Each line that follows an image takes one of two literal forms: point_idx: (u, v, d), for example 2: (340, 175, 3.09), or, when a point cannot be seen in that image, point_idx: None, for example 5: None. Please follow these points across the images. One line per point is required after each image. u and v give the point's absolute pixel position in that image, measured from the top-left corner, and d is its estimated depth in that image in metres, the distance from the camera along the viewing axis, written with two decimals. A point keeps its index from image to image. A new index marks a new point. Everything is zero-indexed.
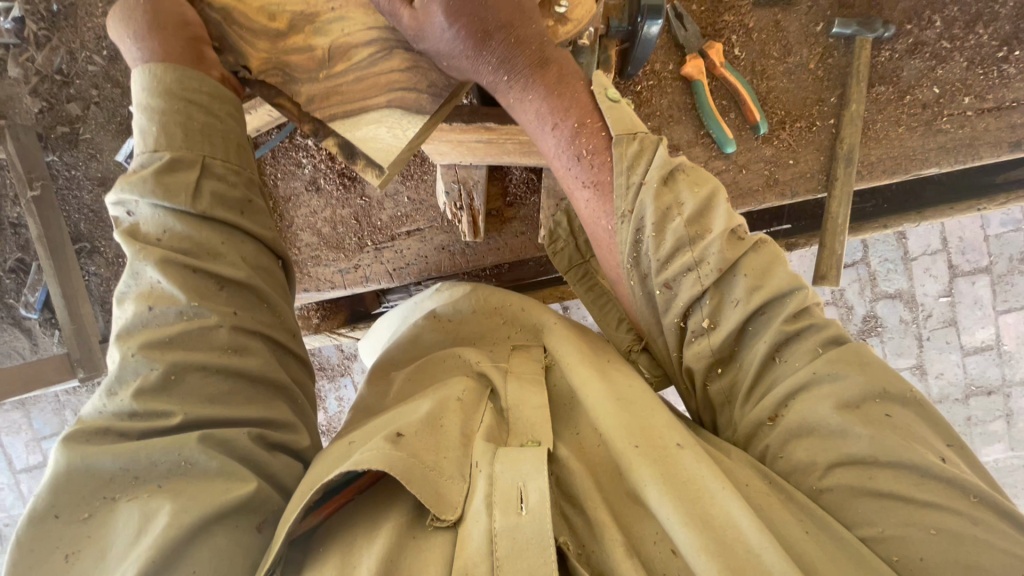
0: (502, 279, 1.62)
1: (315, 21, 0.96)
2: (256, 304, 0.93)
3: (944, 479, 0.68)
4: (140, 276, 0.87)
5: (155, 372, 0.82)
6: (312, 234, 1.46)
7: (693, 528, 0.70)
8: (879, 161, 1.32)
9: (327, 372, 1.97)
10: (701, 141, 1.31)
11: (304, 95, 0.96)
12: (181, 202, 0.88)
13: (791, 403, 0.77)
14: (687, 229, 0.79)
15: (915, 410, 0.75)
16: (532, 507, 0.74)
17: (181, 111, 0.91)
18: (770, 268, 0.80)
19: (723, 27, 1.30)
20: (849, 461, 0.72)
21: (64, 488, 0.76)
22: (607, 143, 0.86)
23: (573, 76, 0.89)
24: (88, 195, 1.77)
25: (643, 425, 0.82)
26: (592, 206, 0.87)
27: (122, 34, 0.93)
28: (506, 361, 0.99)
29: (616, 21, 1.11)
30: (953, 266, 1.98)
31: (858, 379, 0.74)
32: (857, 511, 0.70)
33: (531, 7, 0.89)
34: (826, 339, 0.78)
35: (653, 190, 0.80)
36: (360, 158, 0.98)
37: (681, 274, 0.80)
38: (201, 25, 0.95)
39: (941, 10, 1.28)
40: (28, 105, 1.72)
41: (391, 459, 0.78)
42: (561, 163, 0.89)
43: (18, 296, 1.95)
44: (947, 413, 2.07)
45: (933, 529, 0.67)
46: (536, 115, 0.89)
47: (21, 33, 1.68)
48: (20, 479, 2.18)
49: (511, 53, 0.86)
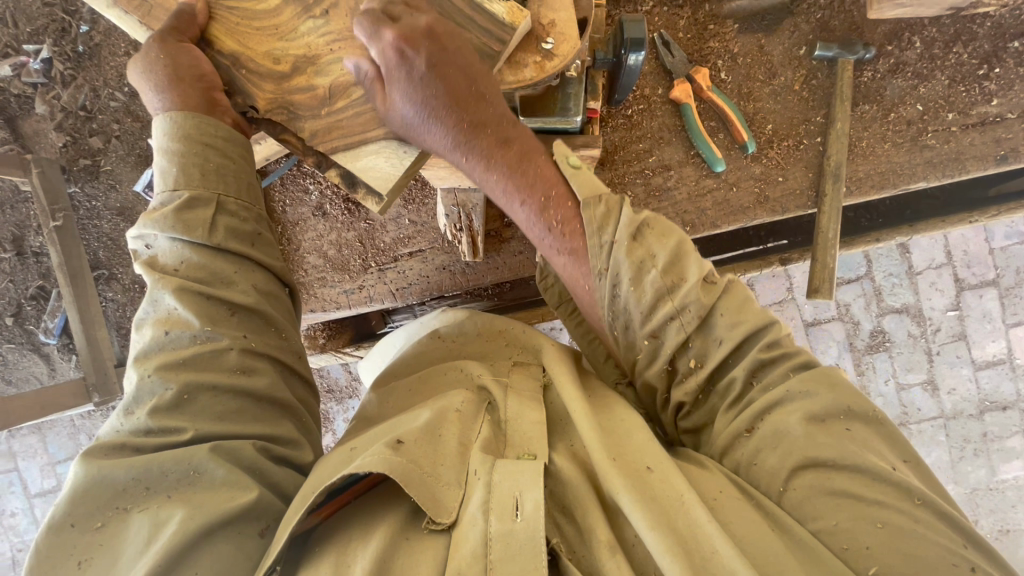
0: (503, 299, 1.65)
1: (316, 63, 1.01)
2: (265, 329, 0.97)
3: (894, 482, 0.72)
4: (159, 303, 0.91)
5: (170, 392, 0.86)
6: (318, 256, 1.50)
7: (660, 531, 0.72)
8: (867, 176, 1.34)
9: (335, 394, 2.00)
10: (692, 161, 1.35)
11: (307, 132, 1.02)
12: (197, 236, 0.93)
13: (762, 416, 0.80)
14: (663, 280, 0.83)
15: (876, 426, 0.78)
16: (526, 515, 0.76)
17: (199, 154, 0.96)
18: (746, 303, 0.85)
19: (709, 53, 1.35)
20: (811, 463, 0.75)
21: (80, 499, 0.79)
22: (575, 211, 0.89)
23: (534, 151, 0.93)
24: (107, 224, 1.84)
25: (623, 444, 0.85)
26: (570, 270, 0.91)
27: (144, 84, 0.98)
28: (506, 375, 1.01)
29: (601, 53, 1.15)
30: (959, 279, 1.97)
31: (826, 396, 0.78)
32: (814, 507, 0.73)
33: (489, 88, 0.93)
34: (798, 363, 0.82)
35: (624, 247, 0.84)
36: (361, 186, 1.05)
37: (666, 323, 0.84)
38: (215, 74, 1.00)
39: (920, 31, 1.31)
40: (53, 141, 1.81)
41: (390, 463, 0.80)
42: (535, 235, 0.93)
43: (38, 322, 2.02)
44: (962, 429, 2.02)
45: (880, 524, 0.70)
46: (504, 194, 0.93)
47: (48, 73, 1.78)
48: (34, 503, 2.21)
49: (472, 137, 0.92)
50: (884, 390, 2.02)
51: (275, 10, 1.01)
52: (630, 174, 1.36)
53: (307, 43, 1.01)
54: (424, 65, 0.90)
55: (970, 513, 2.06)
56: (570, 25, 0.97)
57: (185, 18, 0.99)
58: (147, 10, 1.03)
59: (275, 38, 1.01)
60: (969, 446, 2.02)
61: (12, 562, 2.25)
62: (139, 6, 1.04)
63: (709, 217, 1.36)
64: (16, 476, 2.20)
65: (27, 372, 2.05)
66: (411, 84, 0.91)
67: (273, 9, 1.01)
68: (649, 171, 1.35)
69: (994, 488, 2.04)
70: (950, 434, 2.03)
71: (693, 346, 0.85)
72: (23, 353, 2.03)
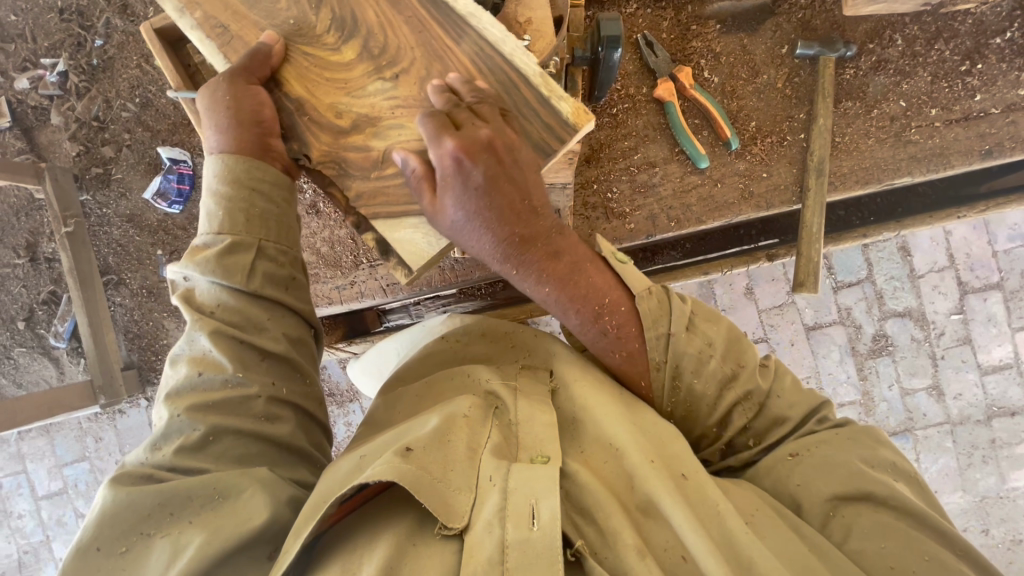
0: (497, 298, 1.64)
1: (376, 125, 1.04)
2: (293, 375, 1.02)
3: (938, 528, 0.82)
4: (194, 342, 0.96)
5: (196, 433, 0.90)
6: (311, 253, 1.53)
7: (702, 535, 0.80)
8: (850, 172, 1.35)
9: (336, 398, 2.01)
10: (676, 158, 1.36)
11: (353, 192, 1.05)
12: (236, 281, 0.97)
13: (817, 451, 0.92)
14: (724, 368, 0.99)
15: (919, 485, 0.89)
16: (543, 524, 0.78)
17: (245, 199, 1.00)
18: (796, 387, 1.03)
19: (692, 52, 1.37)
20: (857, 494, 0.86)
21: (107, 523, 0.83)
22: (629, 318, 1.00)
23: (581, 260, 1.00)
24: (117, 231, 1.88)
25: (649, 447, 0.91)
26: (623, 366, 1.02)
27: (206, 120, 1.02)
28: (514, 380, 1.03)
29: (580, 51, 1.18)
30: (964, 282, 1.95)
31: (878, 448, 0.91)
32: (860, 532, 0.83)
33: (540, 199, 0.97)
34: (842, 424, 0.97)
35: (682, 341, 0.99)
36: (393, 256, 1.11)
37: (732, 408, 0.99)
38: (275, 120, 1.04)
39: (901, 29, 1.33)
40: (67, 150, 1.87)
41: (401, 473, 0.81)
42: (588, 337, 1.02)
43: (49, 326, 2.07)
44: (969, 436, 1.98)
45: (926, 557, 0.79)
46: (557, 302, 1.00)
47: (64, 85, 1.85)
48: (41, 505, 2.24)
49: (527, 251, 0.96)
50: (887, 395, 1.99)
51: (348, 65, 1.05)
52: (615, 171, 1.37)
53: (371, 103, 1.04)
54: (484, 178, 0.91)
55: (981, 523, 2.00)
56: (546, 23, 1.04)
57: (259, 59, 1.02)
58: (227, 40, 1.07)
59: (342, 92, 1.05)
60: (977, 452, 1.98)
61: (17, 564, 2.27)
62: (221, 33, 1.07)
63: (694, 213, 1.36)
64: (24, 478, 2.24)
65: (38, 375, 2.11)
66: (469, 197, 0.92)
67: (346, 63, 1.05)
68: (634, 168, 1.37)
69: (1004, 497, 1.98)
70: (958, 440, 1.99)
71: (753, 427, 1.01)
72: (34, 357, 2.09)
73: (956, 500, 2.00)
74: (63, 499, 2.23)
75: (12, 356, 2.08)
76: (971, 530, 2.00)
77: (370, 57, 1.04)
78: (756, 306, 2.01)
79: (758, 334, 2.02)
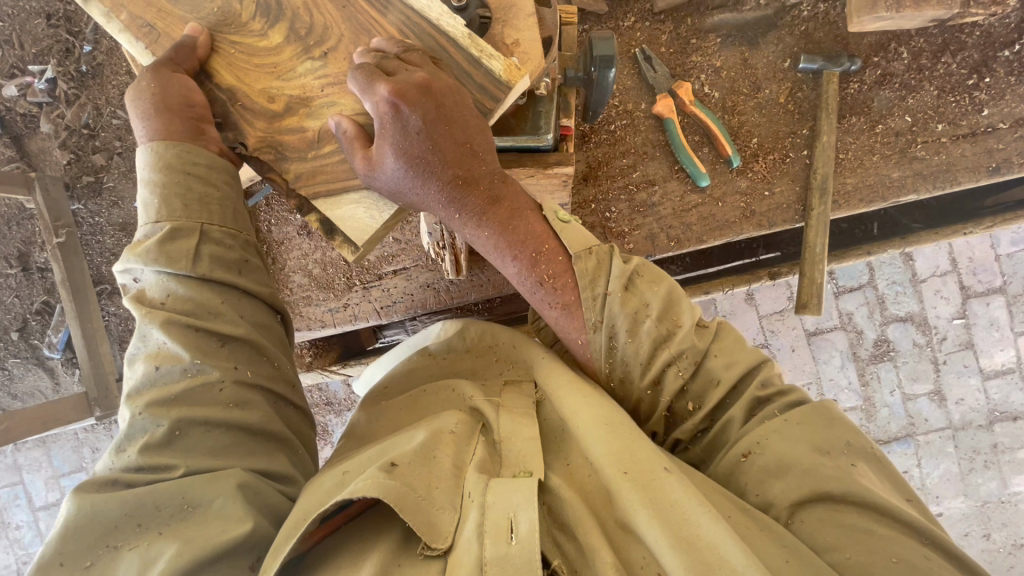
0: (494, 313, 1.62)
1: (309, 104, 1.02)
2: (257, 358, 0.99)
3: (902, 519, 0.79)
4: (148, 338, 0.94)
5: (160, 428, 0.88)
6: (303, 275, 1.51)
7: (678, 551, 0.76)
8: (855, 189, 1.32)
9: (334, 407, 1.96)
10: (676, 175, 1.34)
11: (292, 173, 1.04)
12: (181, 267, 0.95)
13: (769, 446, 0.89)
14: (658, 328, 0.97)
15: (876, 466, 0.87)
16: (521, 538, 0.77)
17: (180, 182, 0.97)
18: (737, 347, 1.01)
19: (691, 67, 1.36)
20: (818, 495, 0.83)
21: (70, 536, 0.80)
22: (565, 266, 1.00)
23: (521, 208, 1.02)
24: (110, 240, 1.86)
25: (630, 448, 0.87)
26: (562, 321, 1.02)
27: (133, 112, 0.99)
28: (498, 395, 1.01)
29: (572, 71, 1.13)
30: (965, 287, 1.93)
31: (826, 432, 0.89)
32: (826, 537, 0.79)
33: (480, 144, 0.97)
34: (789, 402, 0.94)
35: (619, 299, 0.97)
36: (338, 234, 1.08)
37: (664, 369, 0.98)
38: (206, 106, 1.01)
39: (907, 42, 1.31)
40: (58, 158, 1.84)
41: (384, 489, 0.80)
42: (526, 287, 1.03)
43: (42, 336, 2.04)
44: (970, 441, 1.97)
45: (896, 558, 0.75)
46: (496, 249, 1.02)
47: (53, 92, 1.81)
48: (39, 516, 2.23)
49: (466, 195, 0.98)
50: (890, 401, 1.98)
51: (277, 49, 1.03)
52: (613, 190, 1.35)
53: (303, 84, 1.03)
54: (420, 122, 0.92)
55: (983, 528, 1.99)
56: (534, 45, 0.99)
57: (186, 50, 1.00)
58: (154, 38, 1.04)
59: (272, 76, 1.03)
60: (979, 457, 1.97)
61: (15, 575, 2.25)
62: (147, 33, 1.04)
63: (695, 232, 1.34)
64: (22, 489, 2.22)
65: (32, 386, 2.09)
66: (406, 143, 0.93)
67: (274, 47, 1.03)
68: (633, 187, 1.34)
69: (1006, 501, 1.97)
70: (959, 445, 1.98)
71: (689, 390, 0.99)
72: (28, 368, 2.06)
73: (957, 506, 2.00)
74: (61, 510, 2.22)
75: (6, 367, 2.06)
76: (971, 535, 1.99)
77: (298, 39, 1.02)
78: (756, 312, 1.98)
79: (759, 340, 2.00)
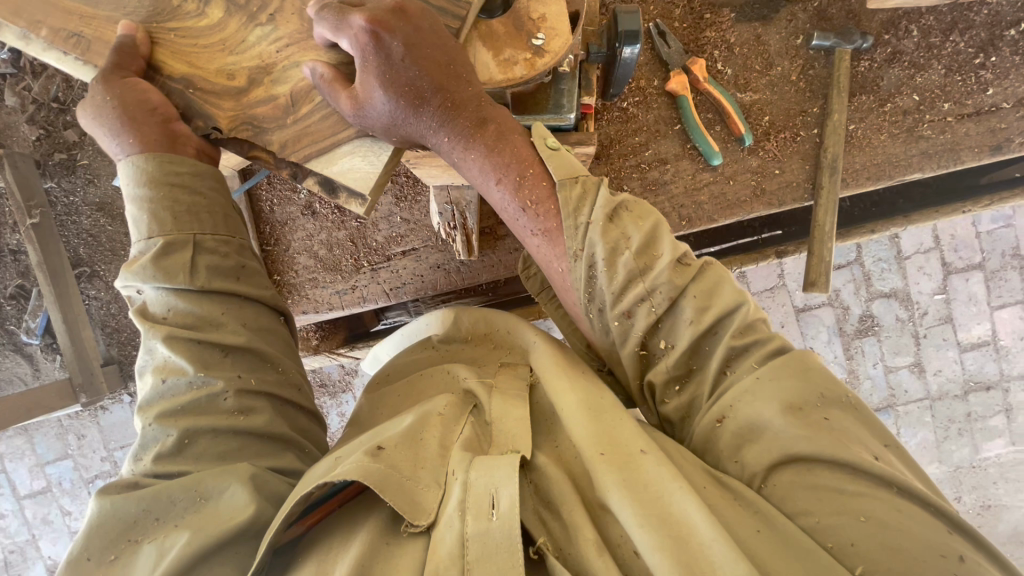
0: (499, 294, 1.65)
1: (272, 71, 0.99)
2: (262, 366, 0.97)
3: (875, 474, 0.74)
4: (154, 351, 0.92)
5: (170, 438, 0.87)
6: (309, 256, 1.48)
7: (649, 528, 0.73)
8: (863, 168, 1.36)
9: (328, 389, 1.94)
10: (689, 154, 1.35)
11: (277, 143, 1.00)
12: (180, 281, 0.92)
13: (739, 408, 0.82)
14: (635, 262, 0.85)
15: (850, 414, 0.81)
16: (502, 514, 0.75)
17: (168, 195, 0.94)
18: (717, 287, 0.87)
19: (705, 43, 1.35)
20: (789, 459, 0.77)
21: (95, 532, 0.79)
22: (550, 190, 0.91)
23: (509, 130, 0.94)
24: (87, 221, 1.77)
25: (610, 433, 0.84)
26: (544, 250, 0.93)
27: (103, 133, 0.96)
28: (491, 376, 1.01)
29: (595, 47, 1.13)
30: (947, 263, 1.99)
31: (799, 385, 0.81)
32: (796, 502, 0.75)
33: (463, 66, 0.92)
34: (771, 351, 0.85)
35: (599, 226, 0.87)
36: (342, 190, 1.04)
37: (636, 305, 0.86)
38: (167, 104, 0.98)
39: (917, 20, 1.32)
40: (26, 133, 1.72)
41: (368, 471, 0.79)
42: (511, 214, 0.95)
43: (19, 322, 1.96)
44: (947, 409, 2.06)
45: (864, 517, 0.72)
46: (481, 173, 0.95)
47: (17, 63, 1.65)
48: (24, 504, 2.18)
49: (453, 118, 0.92)
50: (872, 372, 2.05)
51: (220, 24, 1.00)
52: (626, 169, 1.36)
53: (259, 53, 1.00)
54: (402, 46, 0.88)
55: (953, 491, 2.12)
56: (561, 19, 0.96)
57: (127, 51, 0.97)
58: (85, 46, 1.00)
59: (224, 52, 1.00)
60: (954, 425, 2.07)
61: (4, 562, 2.22)
62: (76, 42, 1.00)
63: (706, 211, 1.37)
64: (4, 478, 2.17)
65: (10, 373, 2.01)
66: (390, 71, 0.89)
67: (217, 23, 1.00)
68: (644, 165, 1.36)
69: (977, 466, 2.09)
70: (936, 414, 2.07)
71: (663, 325, 0.88)
72: (5, 354, 1.99)
73: (933, 471, 2.10)
74: (47, 498, 2.17)
75: None
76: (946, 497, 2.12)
77: (239, 9, 0.99)
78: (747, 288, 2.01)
79: None
